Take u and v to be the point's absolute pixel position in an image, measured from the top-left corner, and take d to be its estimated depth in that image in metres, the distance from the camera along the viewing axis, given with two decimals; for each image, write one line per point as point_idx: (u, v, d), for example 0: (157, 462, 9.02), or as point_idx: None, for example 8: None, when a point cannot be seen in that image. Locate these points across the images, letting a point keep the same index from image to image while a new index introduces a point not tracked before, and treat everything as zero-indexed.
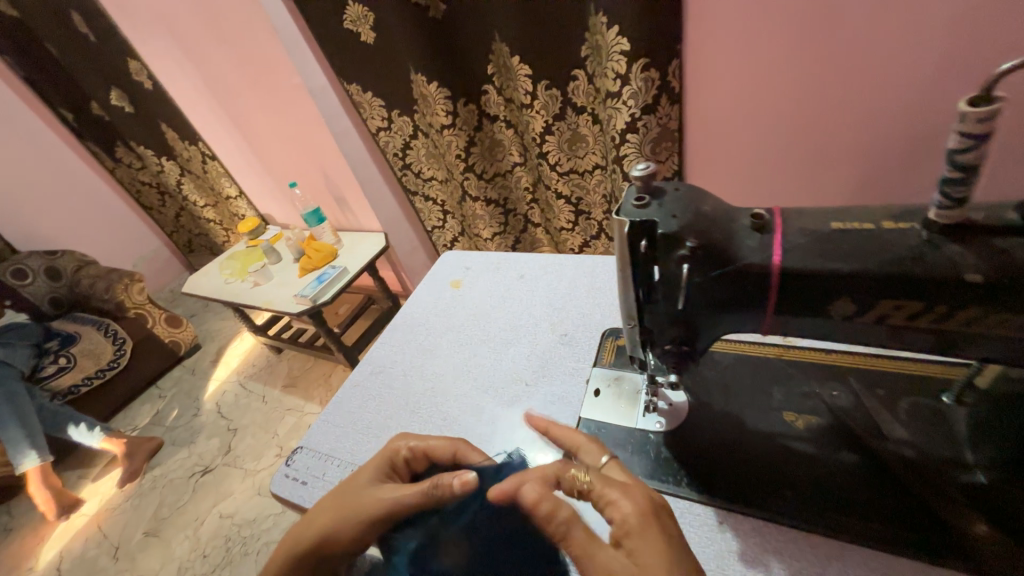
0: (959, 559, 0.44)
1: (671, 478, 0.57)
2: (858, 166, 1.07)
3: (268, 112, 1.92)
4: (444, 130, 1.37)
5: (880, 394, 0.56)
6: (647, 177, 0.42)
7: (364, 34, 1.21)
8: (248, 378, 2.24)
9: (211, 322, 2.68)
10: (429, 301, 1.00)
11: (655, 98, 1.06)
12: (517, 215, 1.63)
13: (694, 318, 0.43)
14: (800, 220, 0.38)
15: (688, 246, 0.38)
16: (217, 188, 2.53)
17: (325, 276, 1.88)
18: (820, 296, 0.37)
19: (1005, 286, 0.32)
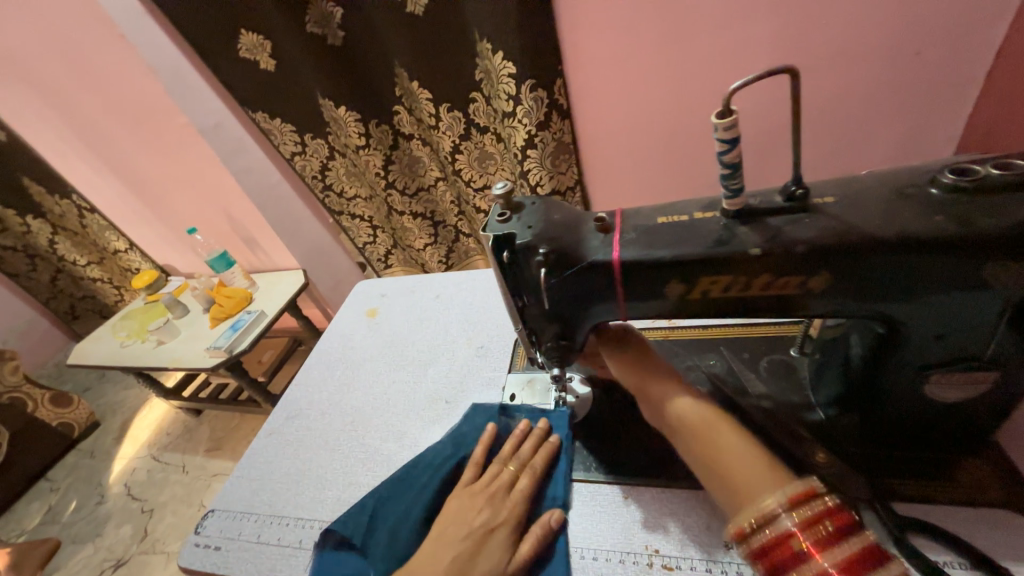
0: None
1: (582, 465, 0.61)
2: None
3: (154, 156, 1.78)
4: (359, 151, 1.32)
5: (745, 357, 0.65)
6: (507, 195, 0.47)
7: (263, 62, 1.15)
8: (162, 449, 2.01)
9: (111, 394, 2.37)
10: (346, 333, 0.98)
11: (547, 114, 1.13)
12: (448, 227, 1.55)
13: (565, 315, 0.48)
14: (635, 218, 0.45)
15: (542, 253, 0.43)
16: (101, 243, 2.27)
17: (239, 323, 1.76)
18: (656, 281, 0.43)
19: (780, 256, 0.39)
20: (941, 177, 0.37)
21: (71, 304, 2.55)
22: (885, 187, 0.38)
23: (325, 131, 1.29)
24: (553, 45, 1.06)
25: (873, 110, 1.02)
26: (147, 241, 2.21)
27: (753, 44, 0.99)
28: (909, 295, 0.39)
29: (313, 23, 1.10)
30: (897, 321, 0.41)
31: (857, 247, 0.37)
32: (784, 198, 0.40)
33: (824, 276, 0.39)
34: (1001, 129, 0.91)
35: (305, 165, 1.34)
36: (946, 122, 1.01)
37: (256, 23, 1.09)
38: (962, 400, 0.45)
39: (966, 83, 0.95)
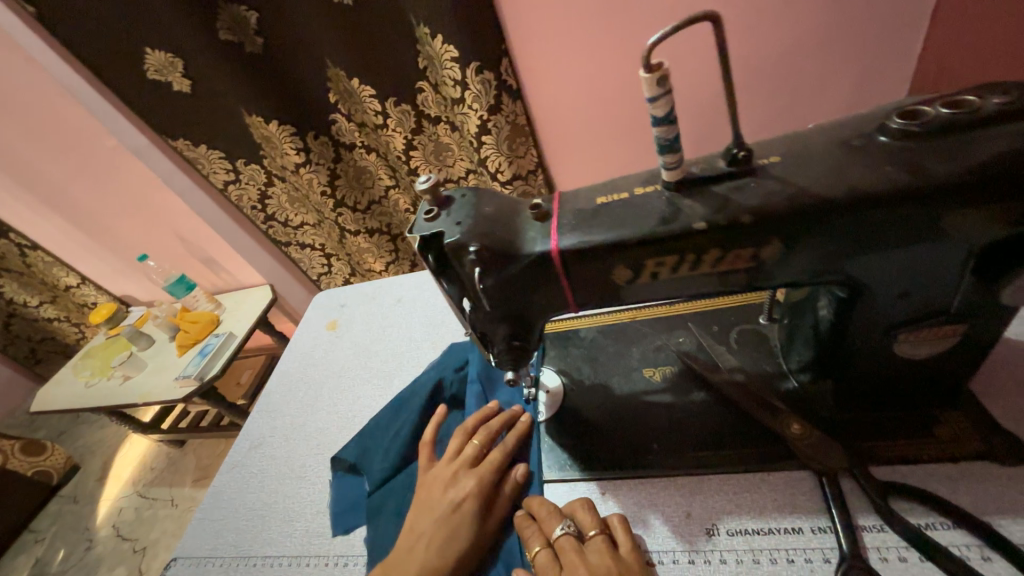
0: (794, 461, 0.49)
1: (557, 464, 0.58)
2: None
3: (90, 183, 1.65)
4: (299, 169, 1.24)
5: (714, 330, 0.62)
6: (433, 188, 0.42)
7: (176, 83, 1.05)
8: (148, 484, 1.93)
9: (86, 435, 2.25)
10: (304, 350, 0.93)
11: (497, 98, 1.07)
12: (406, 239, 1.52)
13: (510, 314, 0.44)
14: (572, 202, 0.41)
15: (473, 250, 0.39)
16: (49, 280, 2.07)
17: (208, 347, 1.68)
18: (601, 268, 0.39)
19: (724, 229, 0.35)
20: (890, 123, 0.34)
21: (32, 348, 2.34)
22: (831, 139, 0.35)
23: (259, 155, 1.22)
24: (493, 22, 1.00)
25: (824, 60, 1.00)
26: (101, 273, 2.07)
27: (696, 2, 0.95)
28: (871, 251, 0.36)
29: (225, 29, 1.01)
30: (860, 283, 0.39)
31: (809, 211, 0.34)
32: (726, 162, 0.36)
33: (776, 244, 0.36)
34: (952, 66, 0.89)
35: (241, 194, 1.27)
36: (900, 64, 0.99)
37: (166, 38, 0.99)
38: (934, 356, 0.43)
39: (917, 22, 0.92)
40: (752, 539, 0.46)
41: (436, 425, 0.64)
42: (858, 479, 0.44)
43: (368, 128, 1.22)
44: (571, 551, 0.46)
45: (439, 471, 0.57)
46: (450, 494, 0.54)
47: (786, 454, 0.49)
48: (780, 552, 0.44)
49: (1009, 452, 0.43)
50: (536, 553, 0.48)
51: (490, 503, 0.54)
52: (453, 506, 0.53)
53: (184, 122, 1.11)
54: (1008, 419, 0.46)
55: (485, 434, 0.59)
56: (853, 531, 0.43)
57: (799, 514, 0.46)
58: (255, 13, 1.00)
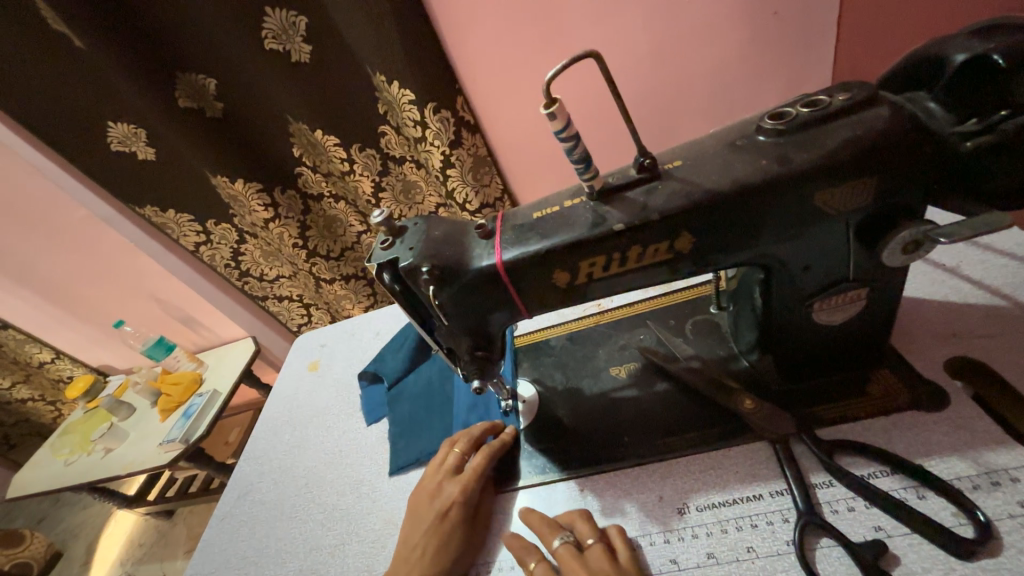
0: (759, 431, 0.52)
1: (538, 468, 0.60)
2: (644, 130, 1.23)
3: (60, 256, 1.65)
4: (269, 224, 1.27)
5: (671, 324, 0.67)
6: (387, 220, 0.46)
7: (141, 152, 1.09)
8: (137, 562, 1.84)
9: (67, 518, 2.14)
10: (287, 394, 0.94)
11: (456, 133, 1.15)
12: None
13: (472, 326, 0.48)
14: (513, 219, 0.46)
15: (426, 271, 0.43)
16: (22, 359, 2.02)
17: (191, 408, 1.65)
18: (544, 275, 0.44)
19: (643, 227, 0.40)
20: (764, 125, 0.39)
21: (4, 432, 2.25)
22: (720, 142, 0.41)
23: (229, 213, 1.25)
24: (442, 65, 1.08)
25: (747, 70, 1.10)
26: (77, 345, 2.03)
27: (622, 33, 1.06)
28: (769, 235, 0.41)
29: (184, 97, 1.07)
30: (773, 263, 0.44)
31: (710, 204, 0.39)
32: (636, 170, 0.42)
33: (688, 236, 0.41)
34: (859, 63, 0.99)
35: (213, 254, 1.29)
36: (815, 66, 1.09)
37: (127, 112, 1.04)
38: (850, 321, 0.48)
39: (822, 27, 1.03)
40: (720, 512, 0.49)
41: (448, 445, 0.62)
42: (807, 442, 0.49)
43: (334, 176, 1.28)
44: (570, 559, 0.47)
45: (425, 482, 0.60)
46: (436, 505, 0.56)
47: (744, 429, 0.53)
48: (745, 519, 0.47)
49: (931, 400, 0.48)
50: (533, 569, 0.49)
51: (476, 507, 0.57)
52: (442, 516, 0.55)
53: (151, 187, 1.14)
54: (932, 371, 0.51)
55: (468, 441, 0.61)
56: (807, 490, 0.46)
57: (759, 482, 0.49)
58: (213, 82, 1.06)
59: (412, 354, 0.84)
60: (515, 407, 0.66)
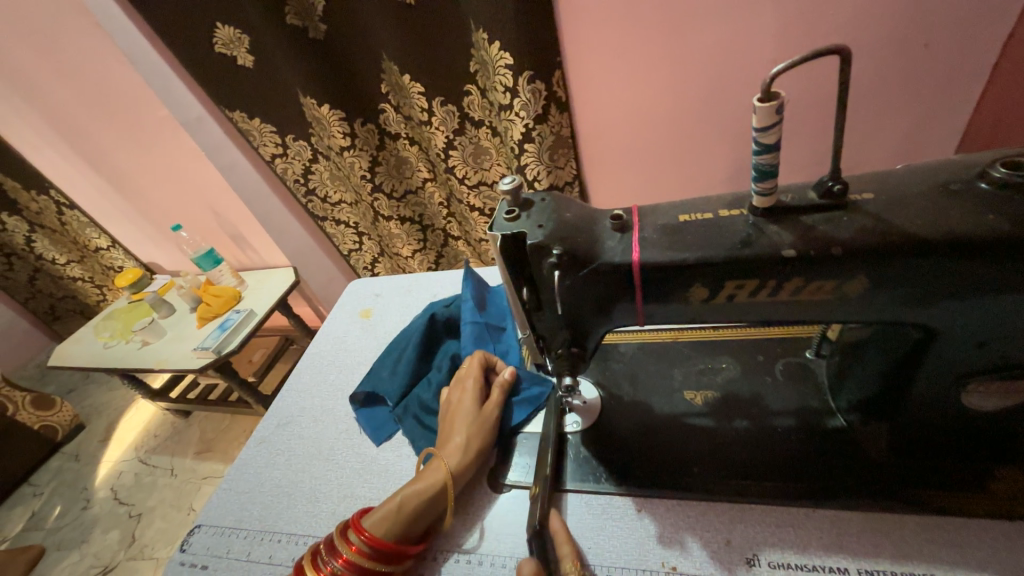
0: (856, 497, 0.48)
1: (592, 476, 0.57)
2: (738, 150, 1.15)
3: (134, 150, 1.69)
4: (343, 151, 1.27)
5: (758, 360, 0.62)
6: (515, 190, 0.43)
7: (241, 59, 1.09)
8: (150, 451, 1.94)
9: (95, 395, 2.27)
10: (338, 334, 0.94)
11: (545, 107, 1.09)
12: (435, 231, 1.55)
13: (577, 319, 0.45)
14: (654, 216, 0.42)
15: (555, 254, 0.40)
16: (82, 241, 2.13)
17: (228, 322, 1.69)
18: (678, 285, 0.40)
19: (815, 260, 0.36)
20: (992, 172, 0.34)
21: (52, 304, 2.39)
22: (925, 182, 0.36)
23: (308, 132, 1.24)
24: (552, 34, 1.01)
25: (879, 106, 1.01)
26: (131, 238, 2.10)
27: (756, 38, 0.96)
28: (949, 301, 0.36)
29: (292, 14, 1.04)
30: (937, 330, 0.39)
31: (904, 250, 0.34)
32: (818, 194, 0.37)
33: (862, 280, 0.36)
34: (1009, 124, 0.89)
35: (286, 168, 1.28)
36: (952, 116, 1.00)
37: (231, 17, 1.02)
38: (999, 409, 0.44)
39: (975, 76, 0.94)
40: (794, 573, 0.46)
41: (468, 415, 0.63)
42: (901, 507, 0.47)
43: (413, 122, 1.26)
44: None
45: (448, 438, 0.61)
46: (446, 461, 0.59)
47: (832, 492, 0.49)
48: None
49: None
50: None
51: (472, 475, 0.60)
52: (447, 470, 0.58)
53: (240, 96, 1.13)
54: None
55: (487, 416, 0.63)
56: None
57: (845, 554, 0.46)
58: (322, 2, 1.03)
59: (415, 366, 0.76)
60: (573, 404, 0.63)
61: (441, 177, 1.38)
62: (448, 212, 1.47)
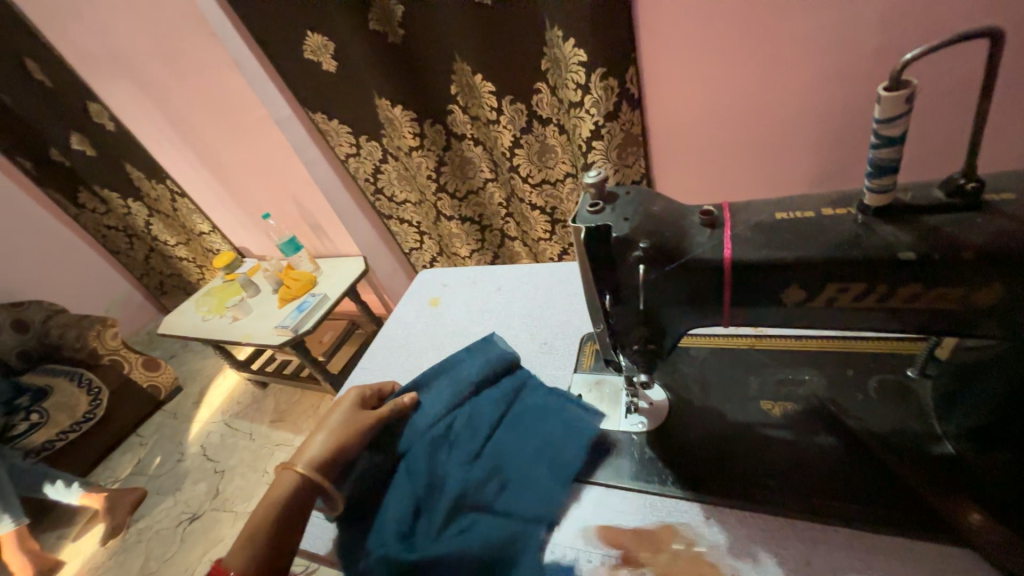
0: (977, 535, 0.43)
1: (656, 478, 0.57)
2: (827, 150, 1.05)
3: (234, 146, 1.88)
4: (412, 151, 1.35)
5: (849, 373, 0.58)
6: (600, 183, 0.43)
7: (324, 64, 1.19)
8: (233, 416, 2.16)
9: (191, 362, 2.58)
10: (408, 320, 0.99)
11: (616, 104, 1.07)
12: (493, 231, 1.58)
13: (657, 315, 0.44)
14: (748, 213, 0.40)
15: (642, 247, 0.40)
16: (188, 225, 2.41)
17: (305, 304, 1.84)
18: (775, 285, 0.38)
19: (937, 263, 0.33)
20: None
21: (162, 280, 2.73)
22: None
23: (380, 134, 1.34)
24: (627, 30, 0.99)
25: (1009, 100, 0.88)
26: (227, 224, 2.35)
27: (859, 28, 0.88)
28: None
29: (375, 21, 1.12)
30: None
31: None
32: (944, 193, 0.34)
33: (997, 288, 0.33)
34: None
35: (358, 166, 1.43)
36: None
37: (321, 26, 1.12)
38: None
39: None
40: None
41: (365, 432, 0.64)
42: None
43: (480, 122, 1.29)
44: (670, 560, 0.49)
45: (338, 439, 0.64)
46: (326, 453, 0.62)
47: (935, 522, 0.45)
48: None
49: None
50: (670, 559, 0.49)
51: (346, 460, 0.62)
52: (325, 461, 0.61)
53: (321, 102, 1.28)
54: None
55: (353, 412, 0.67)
56: None
57: None
58: (403, 9, 1.09)
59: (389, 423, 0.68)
60: (640, 404, 0.63)
61: (503, 177, 1.40)
62: (506, 213, 1.50)
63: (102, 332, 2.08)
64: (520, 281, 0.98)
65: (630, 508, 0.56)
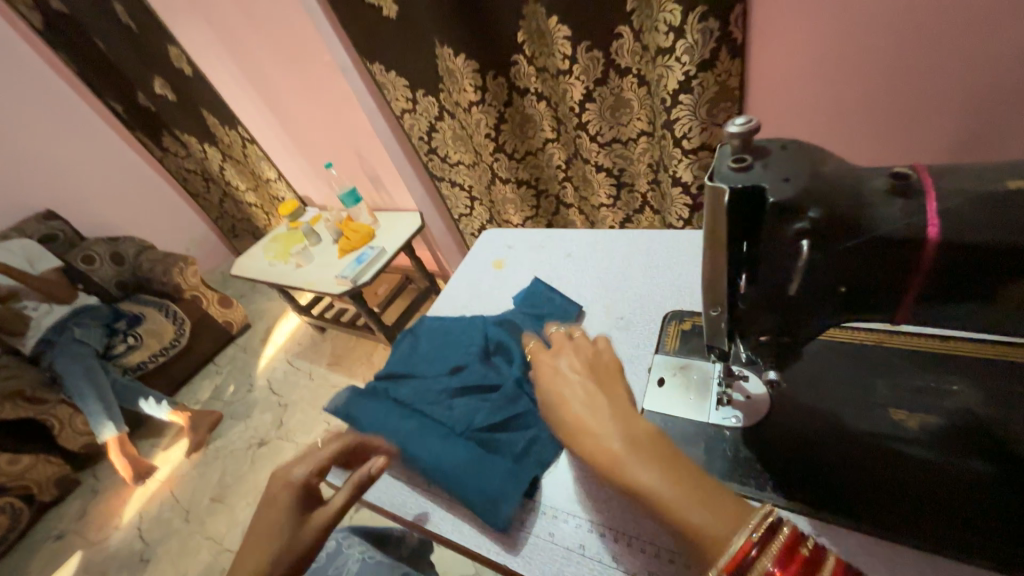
0: None
1: (753, 480, 0.50)
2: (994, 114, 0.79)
3: (299, 93, 1.87)
4: (471, 107, 1.26)
5: (1001, 386, 0.48)
6: (746, 135, 0.36)
7: (386, 8, 1.13)
8: (295, 355, 2.30)
9: (258, 302, 2.75)
10: (470, 283, 0.95)
11: (714, 51, 0.88)
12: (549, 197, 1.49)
13: (801, 304, 0.39)
14: (957, 178, 0.33)
15: (808, 217, 0.34)
16: (256, 171, 2.49)
17: (363, 256, 1.86)
18: (988, 272, 0.33)
19: None
20: None
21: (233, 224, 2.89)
22: None
23: (438, 87, 1.26)
24: None
25: None
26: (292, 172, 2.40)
27: None
28: None
29: None
30: None
31: None
32: None
33: None
34: None
35: (414, 123, 1.40)
36: None
37: None
38: None
39: None
40: None
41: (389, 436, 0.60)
42: None
43: (548, 73, 1.16)
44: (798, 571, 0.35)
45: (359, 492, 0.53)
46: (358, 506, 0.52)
47: None
48: None
49: None
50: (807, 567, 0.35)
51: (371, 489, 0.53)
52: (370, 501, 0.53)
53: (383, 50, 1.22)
54: None
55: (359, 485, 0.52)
56: None
57: None
58: None
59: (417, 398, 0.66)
60: (736, 397, 0.56)
61: (567, 136, 1.28)
62: (565, 176, 1.39)
63: (186, 268, 2.24)
64: (595, 248, 0.91)
65: None
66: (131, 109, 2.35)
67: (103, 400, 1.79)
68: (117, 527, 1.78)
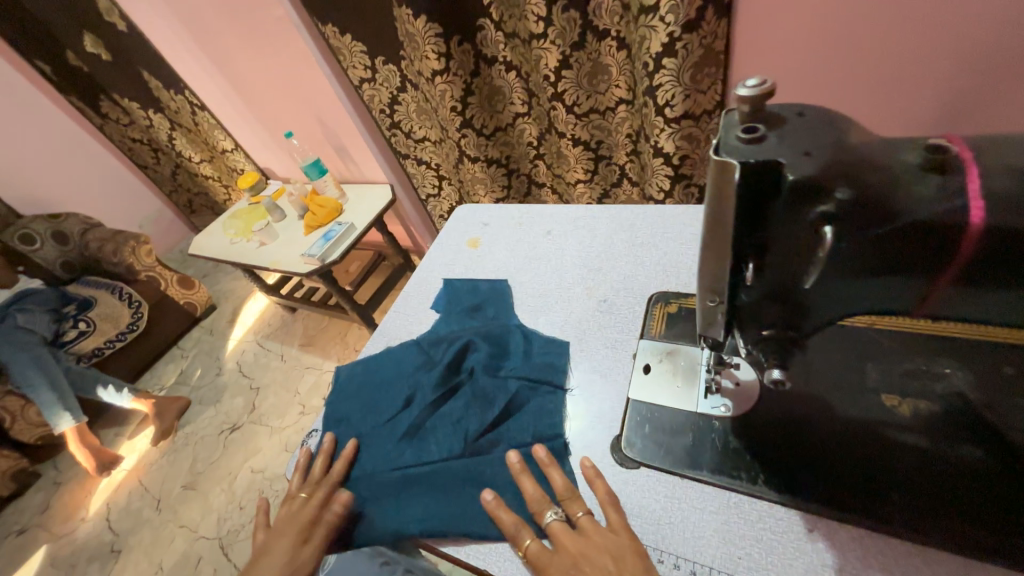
0: None
1: (743, 474, 0.48)
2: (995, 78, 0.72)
3: (250, 53, 1.68)
4: (435, 77, 1.12)
5: (1005, 374, 0.45)
6: (759, 96, 0.32)
7: None
8: (265, 337, 2.20)
9: (223, 282, 2.60)
10: (446, 261, 0.89)
11: (697, 12, 0.82)
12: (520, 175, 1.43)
13: (808, 290, 0.36)
14: (1006, 153, 0.30)
15: (837, 197, 0.31)
16: (210, 141, 2.29)
17: (331, 233, 1.74)
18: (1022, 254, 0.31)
19: None
20: None
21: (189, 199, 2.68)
22: None
23: (399, 56, 1.16)
24: None
25: None
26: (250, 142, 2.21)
27: None
28: None
29: None
30: None
31: None
32: None
33: None
34: None
35: (373, 94, 1.28)
36: None
37: None
38: None
39: None
40: None
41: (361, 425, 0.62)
42: None
43: (518, 39, 1.07)
44: None
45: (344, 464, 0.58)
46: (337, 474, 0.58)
47: None
48: None
49: None
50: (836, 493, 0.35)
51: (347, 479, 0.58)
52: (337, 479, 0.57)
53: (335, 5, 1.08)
54: None
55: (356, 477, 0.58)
56: None
57: None
58: None
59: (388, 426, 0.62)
60: (726, 384, 0.53)
61: (539, 110, 1.21)
62: (536, 153, 1.33)
63: (138, 248, 2.03)
64: (576, 224, 0.85)
65: (707, 504, 0.48)
66: (60, 70, 2.09)
67: (58, 390, 1.65)
68: (83, 520, 1.70)
